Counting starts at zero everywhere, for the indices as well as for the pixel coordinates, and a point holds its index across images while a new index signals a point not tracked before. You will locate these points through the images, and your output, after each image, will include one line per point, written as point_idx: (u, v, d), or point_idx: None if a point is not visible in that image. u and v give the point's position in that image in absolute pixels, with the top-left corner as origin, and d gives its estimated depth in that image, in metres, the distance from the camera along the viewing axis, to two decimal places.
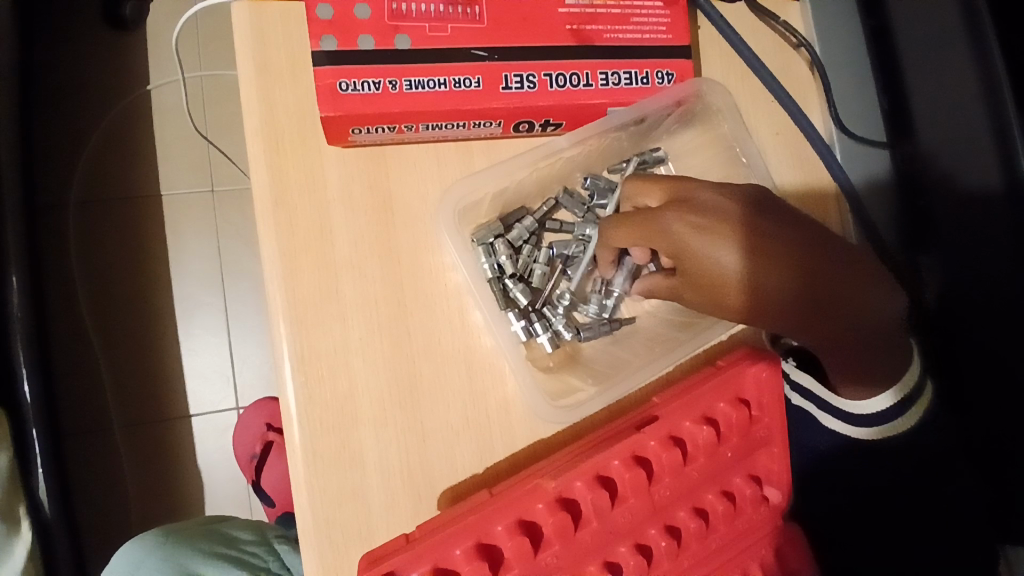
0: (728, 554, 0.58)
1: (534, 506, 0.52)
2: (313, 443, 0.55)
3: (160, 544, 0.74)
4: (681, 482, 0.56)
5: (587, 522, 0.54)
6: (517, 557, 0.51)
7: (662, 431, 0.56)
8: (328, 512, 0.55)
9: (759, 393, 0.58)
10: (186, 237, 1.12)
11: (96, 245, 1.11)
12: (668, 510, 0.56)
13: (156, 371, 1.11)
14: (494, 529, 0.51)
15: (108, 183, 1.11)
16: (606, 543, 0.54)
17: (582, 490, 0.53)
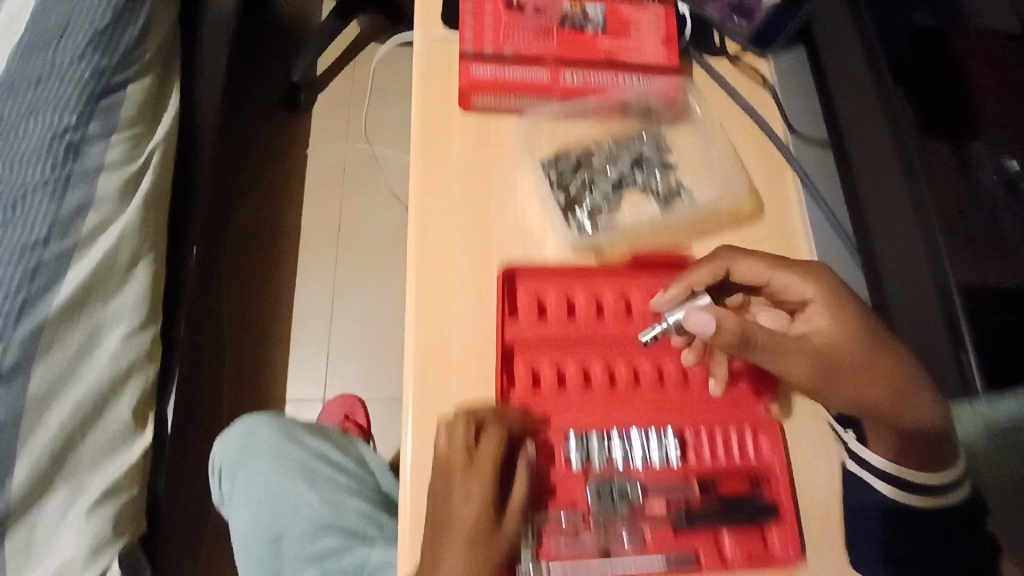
0: (696, 409, 0.60)
1: (560, 293, 0.62)
2: (412, 295, 0.59)
3: (277, 419, 0.79)
4: (696, 323, 0.61)
5: (596, 316, 0.59)
6: (532, 320, 0.61)
7: (678, 280, 0.63)
8: (416, 326, 0.58)
9: (766, 293, 0.64)
10: (311, 258, 1.35)
11: (241, 259, 1.34)
12: (659, 348, 0.61)
13: (264, 365, 1.28)
14: (529, 295, 0.62)
15: (260, 211, 1.37)
16: (594, 341, 0.58)
17: (607, 296, 0.61)
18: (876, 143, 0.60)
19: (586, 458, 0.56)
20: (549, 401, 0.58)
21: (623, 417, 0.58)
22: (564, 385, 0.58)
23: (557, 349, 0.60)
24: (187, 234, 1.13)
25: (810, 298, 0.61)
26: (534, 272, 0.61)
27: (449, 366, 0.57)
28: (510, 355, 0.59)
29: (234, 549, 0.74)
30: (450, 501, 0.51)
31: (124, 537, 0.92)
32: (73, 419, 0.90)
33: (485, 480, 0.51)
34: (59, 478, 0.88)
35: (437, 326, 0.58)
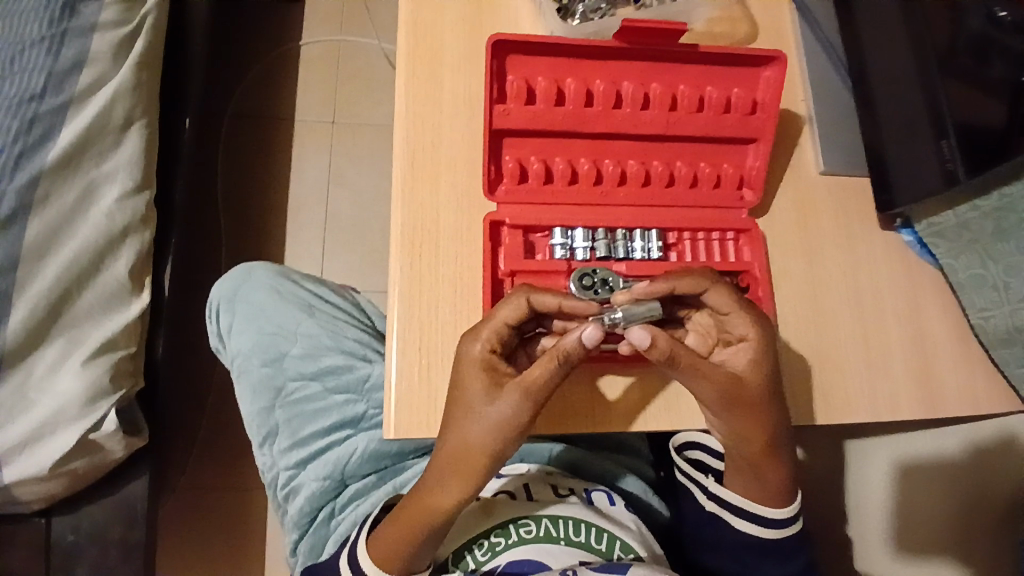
0: (681, 209, 0.60)
1: (546, 76, 0.56)
2: (407, 94, 0.60)
3: (274, 264, 0.81)
4: (681, 124, 0.58)
5: (584, 106, 0.57)
6: (517, 103, 0.56)
7: (666, 74, 0.58)
8: (409, 130, 0.60)
9: (763, 90, 0.59)
10: (307, 151, 1.33)
11: (239, 149, 1.32)
12: (642, 144, 0.59)
13: (263, 253, 1.27)
14: (513, 78, 0.56)
15: (259, 102, 1.34)
16: (580, 136, 0.58)
17: (595, 84, 0.57)
18: (909, 56, 0.65)
19: (569, 248, 0.58)
20: (538, 194, 0.58)
21: (610, 216, 0.58)
22: (551, 181, 0.59)
23: (546, 142, 0.58)
24: (181, 107, 1.13)
25: (746, 340, 0.55)
26: (520, 57, 0.56)
27: (438, 166, 0.59)
28: (502, 146, 0.58)
29: (234, 377, 0.76)
30: (469, 341, 0.52)
31: (121, 390, 0.95)
32: (69, 272, 0.93)
33: (497, 342, 0.51)
34: (56, 332, 0.91)
35: (434, 122, 0.60)
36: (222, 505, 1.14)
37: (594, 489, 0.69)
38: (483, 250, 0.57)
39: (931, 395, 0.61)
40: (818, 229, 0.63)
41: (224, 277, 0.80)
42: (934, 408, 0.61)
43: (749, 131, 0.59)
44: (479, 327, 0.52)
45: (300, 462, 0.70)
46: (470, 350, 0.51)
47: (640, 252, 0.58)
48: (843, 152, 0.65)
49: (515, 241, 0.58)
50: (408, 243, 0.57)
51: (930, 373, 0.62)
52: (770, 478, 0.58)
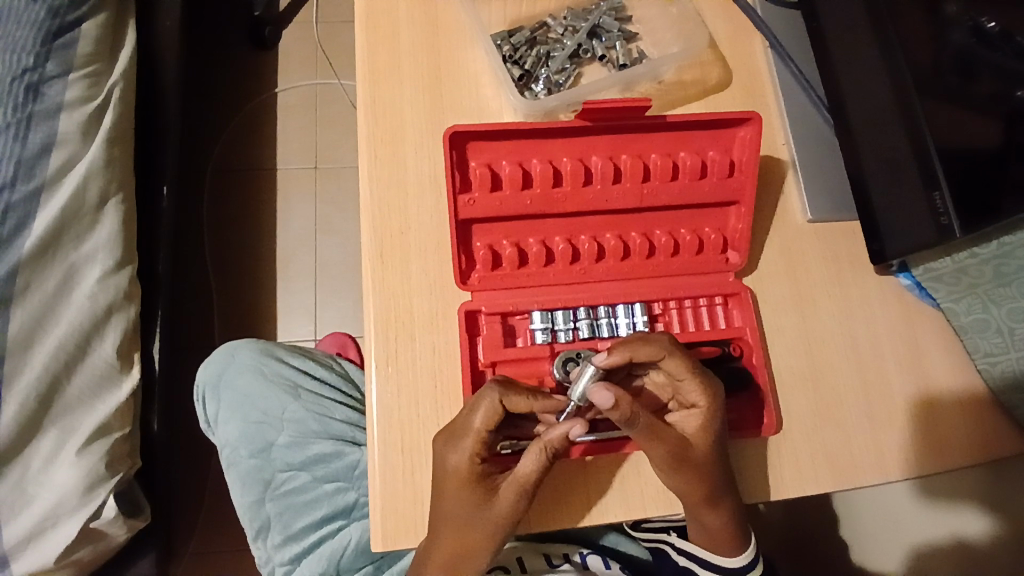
0: (664, 280, 0.57)
1: (508, 158, 0.55)
2: (370, 179, 0.57)
3: (258, 341, 0.78)
4: (653, 194, 0.56)
5: (552, 186, 0.55)
6: (482, 188, 0.54)
7: (636, 143, 0.57)
8: (376, 216, 0.56)
9: (739, 150, 0.57)
10: (291, 200, 1.27)
11: (222, 205, 1.26)
12: (618, 217, 0.57)
13: (255, 310, 1.22)
14: (475, 163, 0.54)
15: (238, 155, 1.29)
16: (550, 216, 0.56)
17: (562, 162, 0.55)
18: (888, 89, 0.61)
19: (551, 331, 0.55)
20: (513, 278, 0.56)
21: (590, 294, 0.56)
22: (525, 263, 0.57)
23: (517, 224, 0.56)
24: (158, 176, 1.11)
25: (697, 406, 0.52)
26: (482, 140, 0.54)
27: (409, 255, 0.56)
28: (471, 233, 0.56)
29: (224, 465, 0.74)
30: (450, 451, 0.49)
31: (118, 474, 0.92)
32: (57, 359, 0.89)
33: (480, 449, 0.49)
34: (48, 422, 0.87)
35: (400, 205, 0.57)
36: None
37: (589, 553, 0.66)
38: (460, 339, 0.54)
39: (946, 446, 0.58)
40: (811, 281, 0.60)
41: (206, 362, 0.78)
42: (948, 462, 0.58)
43: (728, 195, 0.57)
44: (457, 432, 0.49)
45: (295, 557, 0.69)
46: (454, 461, 0.49)
47: (625, 328, 0.56)
48: (829, 199, 0.62)
49: (492, 329, 0.55)
50: (380, 339, 0.54)
51: (940, 425, 0.59)
52: (721, 536, 0.56)
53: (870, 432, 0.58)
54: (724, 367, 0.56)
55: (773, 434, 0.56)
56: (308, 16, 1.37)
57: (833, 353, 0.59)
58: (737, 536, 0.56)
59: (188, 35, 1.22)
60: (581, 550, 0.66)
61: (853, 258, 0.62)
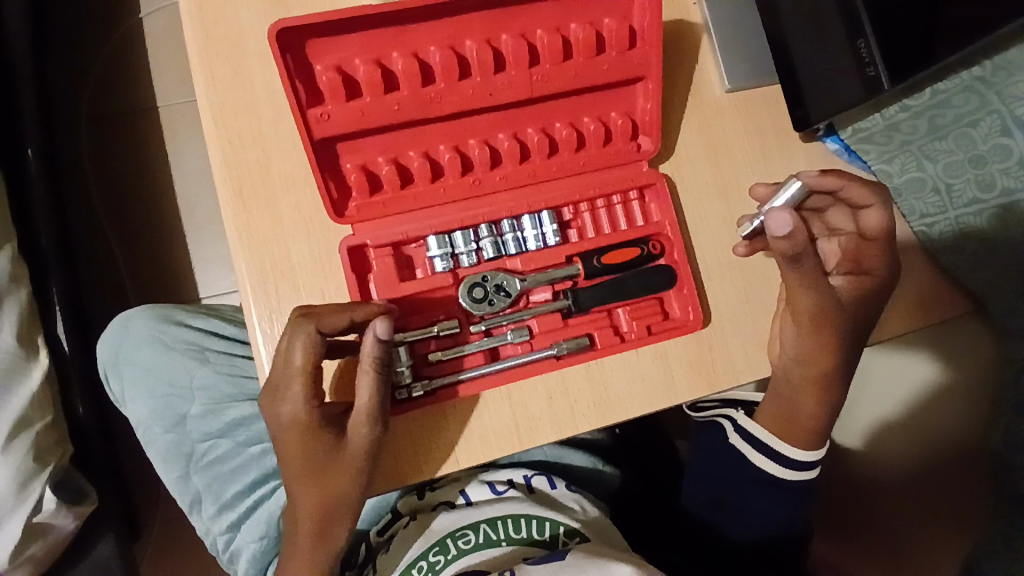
0: (572, 179, 0.51)
1: (367, 56, 0.46)
2: (208, 108, 0.48)
3: (152, 307, 0.71)
4: (547, 79, 0.49)
5: (422, 84, 0.47)
6: (338, 98, 0.45)
7: (517, 20, 0.48)
8: (226, 151, 0.48)
9: (638, 15, 0.50)
10: (184, 141, 1.15)
11: (107, 157, 1.12)
12: (509, 113, 0.50)
13: (168, 268, 1.13)
14: (327, 66, 0.46)
15: (113, 97, 1.14)
16: (427, 122, 0.48)
17: (432, 53, 0.47)
18: None
19: (451, 256, 0.49)
20: (396, 201, 0.48)
21: (488, 207, 0.50)
22: (409, 183, 0.49)
23: (390, 135, 0.48)
24: (19, 138, 0.97)
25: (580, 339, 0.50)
26: (330, 34, 0.45)
27: (274, 191, 0.48)
28: (337, 155, 0.48)
29: (140, 444, 0.69)
30: (281, 403, 0.46)
31: (49, 465, 0.86)
32: None
33: (311, 391, 0.45)
34: None
35: (253, 132, 0.48)
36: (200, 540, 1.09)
37: (533, 474, 0.62)
38: (348, 280, 0.48)
39: (841, 314, 0.49)
40: (734, 159, 0.55)
41: (103, 338, 0.71)
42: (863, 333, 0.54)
43: (632, 71, 0.50)
44: (280, 384, 0.46)
45: (232, 526, 0.65)
46: (288, 412, 0.46)
47: (534, 241, 0.50)
48: (748, 62, 0.55)
49: (383, 264, 0.49)
50: (256, 294, 0.47)
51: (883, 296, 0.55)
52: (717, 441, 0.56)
53: None
54: (644, 268, 0.52)
55: (702, 329, 0.52)
56: None
57: None
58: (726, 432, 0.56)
59: None
60: (525, 471, 0.62)
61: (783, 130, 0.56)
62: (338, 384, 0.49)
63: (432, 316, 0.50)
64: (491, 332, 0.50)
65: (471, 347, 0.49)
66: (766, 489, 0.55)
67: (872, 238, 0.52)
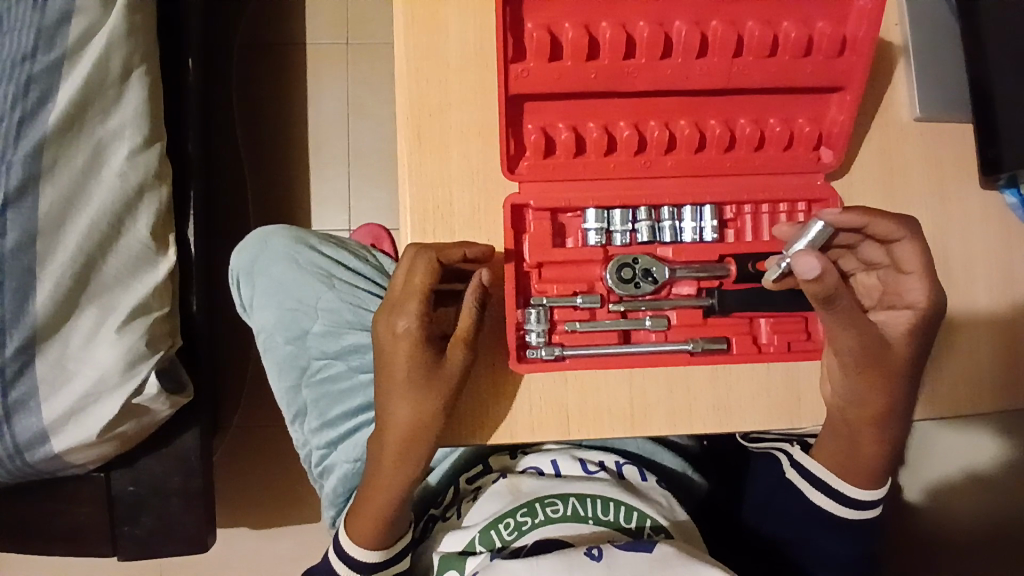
0: (743, 178, 0.51)
1: (577, 22, 0.47)
2: (406, 44, 0.50)
3: (290, 227, 0.77)
4: (747, 73, 0.48)
5: (623, 57, 0.47)
6: (542, 58, 0.47)
7: (731, 8, 0.49)
8: (416, 89, 0.50)
9: (853, 22, 0.49)
10: (323, 78, 1.22)
11: (250, 81, 1.21)
12: (696, 101, 0.50)
13: (286, 193, 1.21)
14: (539, 25, 0.47)
15: (265, 24, 1.21)
16: (616, 94, 0.49)
17: (640, 28, 0.48)
18: None
19: (606, 233, 0.51)
20: (567, 168, 0.50)
21: (654, 189, 0.50)
22: (581, 152, 0.51)
23: (578, 103, 0.50)
24: (183, 45, 1.03)
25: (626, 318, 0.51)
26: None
27: (454, 136, 0.50)
28: (523, 112, 0.49)
29: (260, 350, 0.75)
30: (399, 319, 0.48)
31: (161, 351, 0.92)
32: (90, 240, 0.88)
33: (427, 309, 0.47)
34: (87, 300, 0.89)
35: (445, 76, 0.50)
36: (271, 449, 1.17)
37: (625, 462, 0.63)
38: (507, 237, 0.50)
39: (886, 355, 0.49)
40: (908, 185, 0.53)
41: (241, 247, 0.77)
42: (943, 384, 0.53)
43: (833, 79, 0.49)
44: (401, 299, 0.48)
45: (330, 442, 0.70)
46: (403, 325, 0.47)
47: (690, 234, 0.51)
48: (942, 92, 0.53)
49: (541, 227, 0.51)
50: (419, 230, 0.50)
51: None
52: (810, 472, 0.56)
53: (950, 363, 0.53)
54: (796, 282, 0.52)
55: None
56: None
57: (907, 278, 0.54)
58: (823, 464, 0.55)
59: None
60: (617, 459, 0.64)
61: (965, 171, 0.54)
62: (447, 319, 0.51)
63: (574, 287, 0.51)
64: (627, 315, 0.52)
65: (606, 323, 0.51)
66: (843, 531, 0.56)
67: (909, 271, 0.51)
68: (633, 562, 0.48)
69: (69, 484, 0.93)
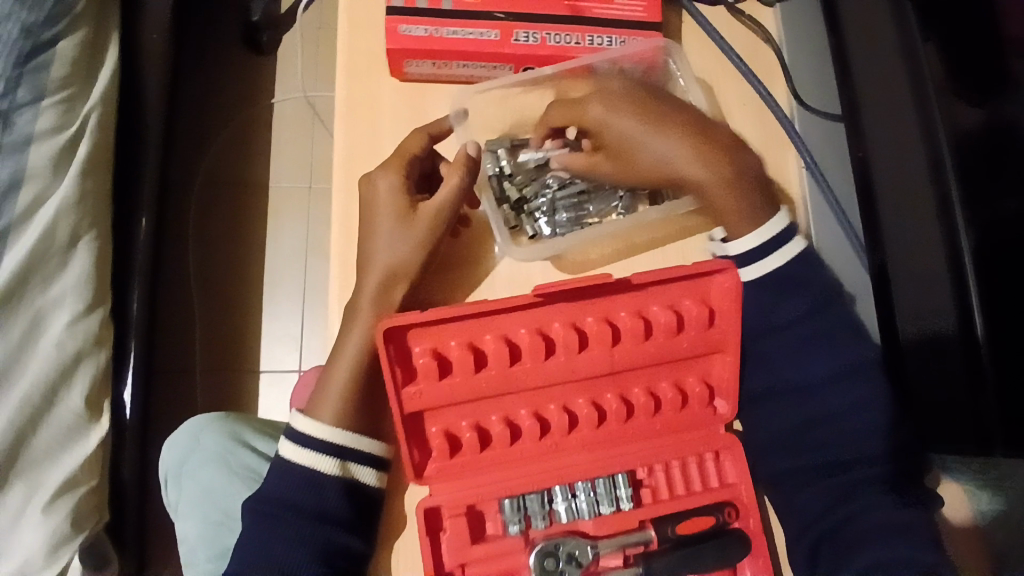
0: (651, 439, 0.61)
1: (482, 336, 0.58)
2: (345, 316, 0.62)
3: (222, 422, 0.76)
4: (637, 353, 0.60)
5: (509, 364, 0.58)
6: (427, 374, 0.56)
7: (603, 305, 0.60)
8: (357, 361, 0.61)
9: (715, 296, 0.61)
10: (284, 219, 1.32)
11: (209, 219, 1.30)
12: (590, 379, 0.60)
13: (235, 331, 1.25)
14: (447, 342, 0.57)
15: (227, 167, 1.32)
16: (511, 392, 0.59)
17: (521, 336, 0.58)
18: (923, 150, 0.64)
19: (523, 524, 0.58)
20: (478, 463, 0.58)
21: (564, 467, 0.59)
22: (486, 445, 0.59)
23: (481, 406, 0.59)
24: (134, 204, 1.04)
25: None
26: (421, 330, 0.56)
27: None
28: (421, 423, 0.57)
29: (182, 561, 0.71)
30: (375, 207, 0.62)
31: (85, 531, 0.91)
32: (22, 413, 0.86)
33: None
34: (14, 476, 0.86)
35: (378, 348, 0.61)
36: None
37: None
38: (422, 541, 0.56)
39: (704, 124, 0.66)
40: None
41: (171, 444, 0.76)
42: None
43: (710, 345, 0.61)
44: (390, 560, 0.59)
45: None
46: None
47: (607, 504, 0.58)
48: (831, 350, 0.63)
49: (457, 529, 0.56)
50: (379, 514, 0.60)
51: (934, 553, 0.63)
52: None
53: None
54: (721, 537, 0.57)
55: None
56: (312, 21, 1.38)
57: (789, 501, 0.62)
58: None
59: (176, 44, 1.19)
60: None
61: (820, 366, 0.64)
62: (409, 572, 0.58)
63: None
64: None
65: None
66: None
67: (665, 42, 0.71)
68: None
69: None
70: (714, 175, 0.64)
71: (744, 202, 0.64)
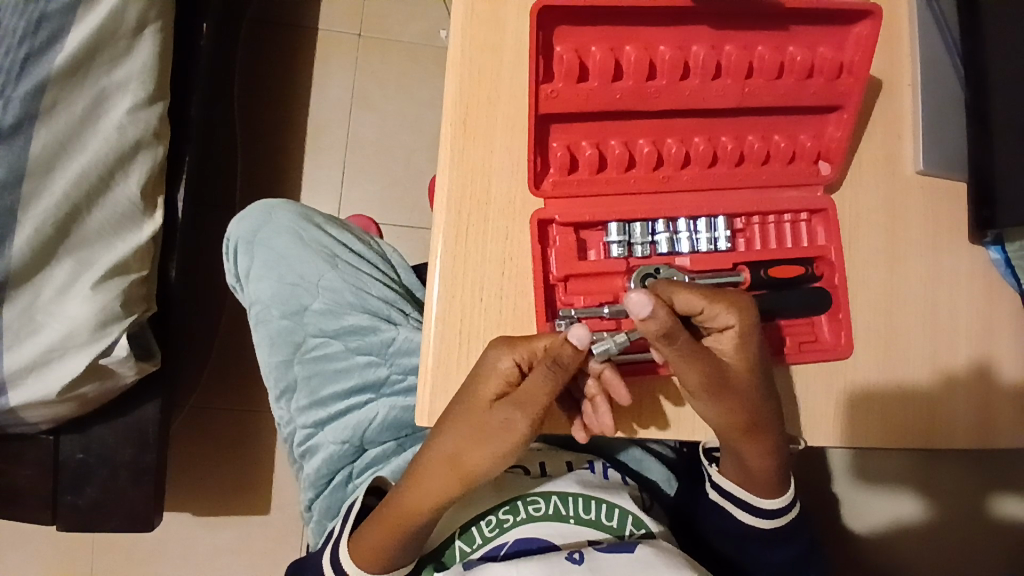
0: (753, 190, 0.57)
1: (623, 48, 0.53)
2: (464, 25, 0.54)
3: (297, 204, 0.77)
4: (770, 91, 0.55)
5: (646, 79, 0.53)
6: (563, 74, 0.52)
7: (741, 35, 0.55)
8: (466, 85, 0.54)
9: (851, 49, 0.55)
10: (331, 65, 1.27)
11: (257, 58, 1.26)
12: (712, 111, 0.56)
13: (277, 172, 1.25)
14: (589, 50, 0.53)
15: (278, 6, 1.27)
16: (635, 114, 0.55)
17: (661, 52, 0.53)
18: None
19: (626, 245, 0.55)
20: (589, 184, 0.55)
21: (671, 205, 0.56)
22: (603, 167, 0.56)
23: (601, 124, 0.55)
24: (200, 9, 1.00)
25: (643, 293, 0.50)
26: (570, 16, 0.51)
27: (501, 111, 0.53)
28: (550, 131, 0.54)
29: (251, 322, 0.74)
30: (464, 434, 0.51)
31: (133, 315, 0.85)
32: (78, 188, 0.79)
33: (513, 379, 0.49)
34: (64, 251, 0.79)
35: (495, 75, 0.54)
36: (237, 422, 1.15)
37: (609, 466, 0.70)
38: (533, 247, 0.53)
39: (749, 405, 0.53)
40: (906, 227, 0.60)
41: (241, 217, 0.76)
42: (900, 394, 0.58)
43: (832, 98, 0.55)
44: (480, 375, 0.50)
45: (319, 422, 0.72)
46: (502, 367, 0.49)
47: (706, 243, 0.56)
48: (943, 153, 0.60)
49: (566, 242, 0.55)
50: (453, 247, 0.53)
51: (1009, 390, 0.60)
52: (754, 468, 0.59)
53: (922, 394, 0.59)
54: (805, 287, 0.57)
55: (846, 358, 0.57)
56: None
57: (885, 302, 0.59)
58: (776, 482, 0.60)
59: None
60: (603, 462, 0.70)
61: (949, 166, 0.61)
62: (518, 342, 0.50)
63: (602, 299, 0.55)
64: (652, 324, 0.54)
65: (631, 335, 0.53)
66: (780, 545, 0.62)
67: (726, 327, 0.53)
68: (616, 564, 0.54)
69: (12, 444, 0.86)
70: (738, 427, 0.54)
71: (768, 439, 0.56)
